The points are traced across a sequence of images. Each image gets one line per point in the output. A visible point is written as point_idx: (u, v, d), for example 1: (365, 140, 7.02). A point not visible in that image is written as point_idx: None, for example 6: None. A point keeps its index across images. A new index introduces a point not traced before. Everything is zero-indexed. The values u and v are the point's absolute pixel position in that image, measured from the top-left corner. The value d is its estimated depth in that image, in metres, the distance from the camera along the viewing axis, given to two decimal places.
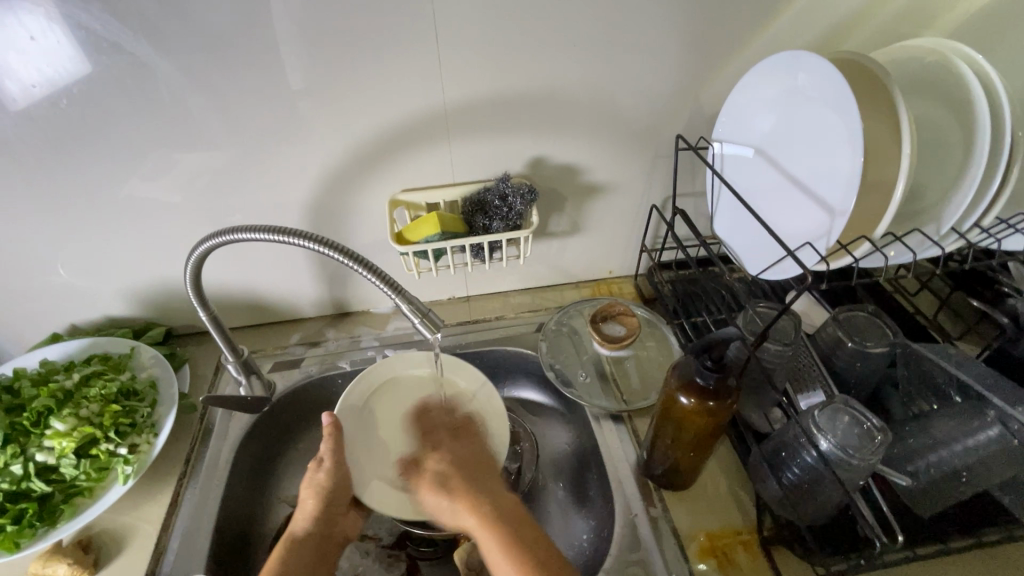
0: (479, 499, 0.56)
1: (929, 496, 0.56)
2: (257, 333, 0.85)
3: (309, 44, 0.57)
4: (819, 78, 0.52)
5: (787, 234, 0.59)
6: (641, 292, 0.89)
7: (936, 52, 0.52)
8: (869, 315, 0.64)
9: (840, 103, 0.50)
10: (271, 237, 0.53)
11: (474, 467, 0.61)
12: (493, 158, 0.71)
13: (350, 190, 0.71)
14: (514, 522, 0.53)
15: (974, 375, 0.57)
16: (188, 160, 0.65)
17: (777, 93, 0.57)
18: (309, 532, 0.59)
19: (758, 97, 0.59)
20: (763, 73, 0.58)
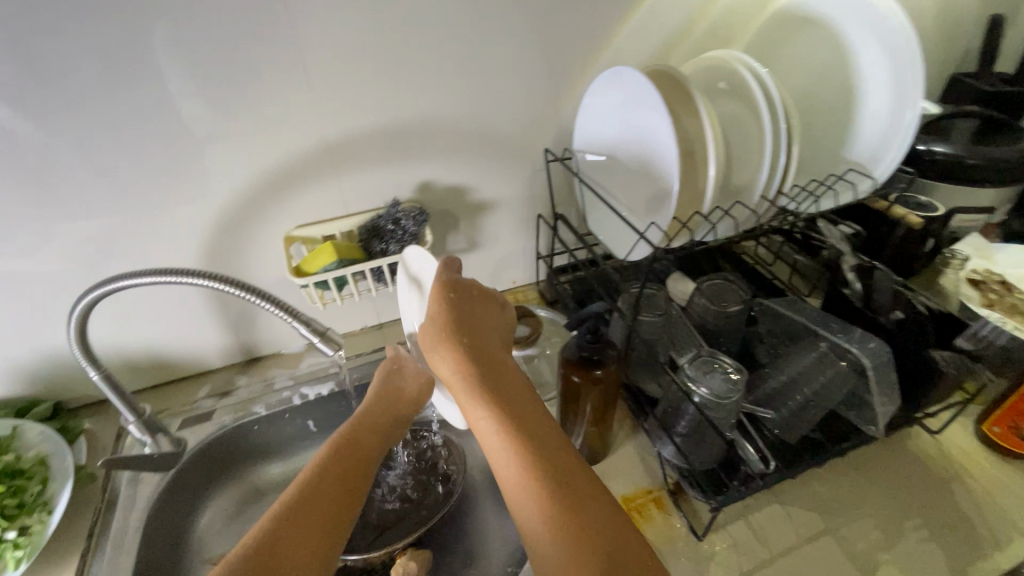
0: (517, 467, 0.43)
1: (794, 423, 0.65)
2: (162, 393, 0.82)
3: (182, 94, 0.60)
4: (637, 87, 0.62)
5: (640, 222, 0.68)
6: (544, 296, 0.96)
7: (721, 61, 0.65)
8: (725, 281, 0.75)
9: (654, 106, 0.60)
10: (165, 279, 0.55)
11: (518, 405, 0.47)
12: (381, 189, 0.76)
13: (245, 231, 0.73)
14: (528, 455, 0.43)
15: (808, 315, 0.67)
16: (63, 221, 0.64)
17: (612, 105, 0.67)
18: (358, 435, 0.57)
19: (598, 110, 0.69)
20: (598, 90, 0.68)
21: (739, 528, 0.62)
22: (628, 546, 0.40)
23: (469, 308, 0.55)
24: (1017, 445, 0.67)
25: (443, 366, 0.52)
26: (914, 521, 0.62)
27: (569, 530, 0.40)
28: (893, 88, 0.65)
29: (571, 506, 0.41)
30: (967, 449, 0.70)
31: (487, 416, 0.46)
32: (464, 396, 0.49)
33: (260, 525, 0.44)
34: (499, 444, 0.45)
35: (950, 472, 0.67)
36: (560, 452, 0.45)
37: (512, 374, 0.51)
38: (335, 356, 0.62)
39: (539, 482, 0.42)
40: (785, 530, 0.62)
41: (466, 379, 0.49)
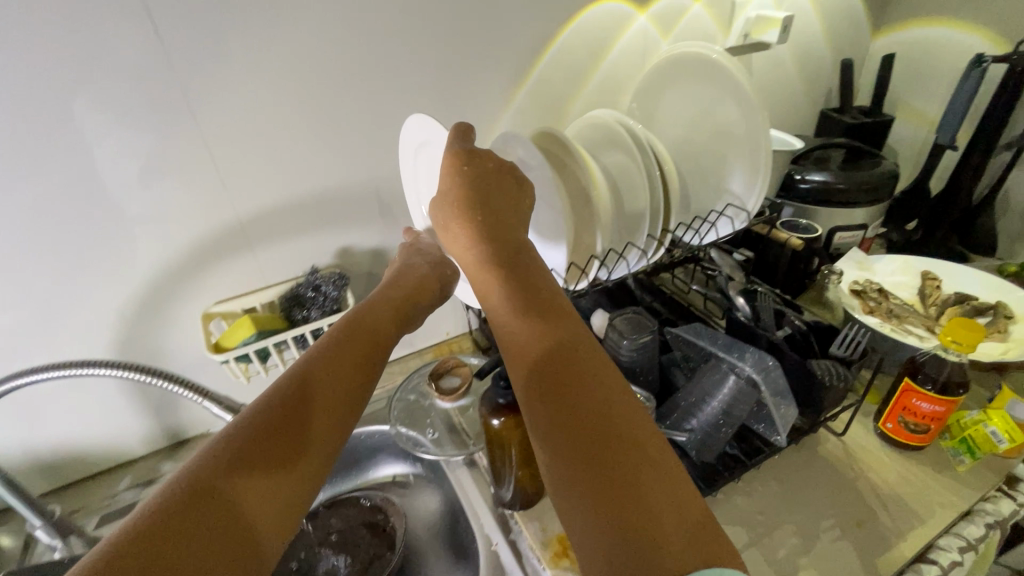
0: (536, 341, 0.44)
1: (709, 442, 0.69)
2: (77, 491, 0.78)
3: (85, 189, 0.60)
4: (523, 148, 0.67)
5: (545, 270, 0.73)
6: (478, 344, 0.99)
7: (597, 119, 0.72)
8: (636, 314, 0.80)
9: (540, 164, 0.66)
10: (85, 374, 0.60)
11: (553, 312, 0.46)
12: (299, 257, 0.78)
13: (161, 314, 0.72)
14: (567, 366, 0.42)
15: (711, 340, 0.72)
16: None
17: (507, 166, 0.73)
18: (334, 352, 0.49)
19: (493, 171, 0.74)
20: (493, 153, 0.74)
21: None
22: (633, 419, 0.39)
23: (481, 197, 0.58)
24: (908, 437, 0.73)
25: (467, 248, 0.56)
26: (827, 522, 0.67)
27: (576, 398, 0.40)
28: (751, 138, 0.75)
29: (580, 374, 0.41)
30: (869, 447, 0.76)
31: (505, 292, 0.49)
32: (480, 276, 0.52)
33: (251, 405, 0.42)
34: (518, 318, 0.46)
35: (856, 471, 0.73)
36: (576, 332, 0.45)
37: (531, 262, 0.52)
38: None
39: (553, 351, 0.43)
40: None
41: (485, 262, 0.53)
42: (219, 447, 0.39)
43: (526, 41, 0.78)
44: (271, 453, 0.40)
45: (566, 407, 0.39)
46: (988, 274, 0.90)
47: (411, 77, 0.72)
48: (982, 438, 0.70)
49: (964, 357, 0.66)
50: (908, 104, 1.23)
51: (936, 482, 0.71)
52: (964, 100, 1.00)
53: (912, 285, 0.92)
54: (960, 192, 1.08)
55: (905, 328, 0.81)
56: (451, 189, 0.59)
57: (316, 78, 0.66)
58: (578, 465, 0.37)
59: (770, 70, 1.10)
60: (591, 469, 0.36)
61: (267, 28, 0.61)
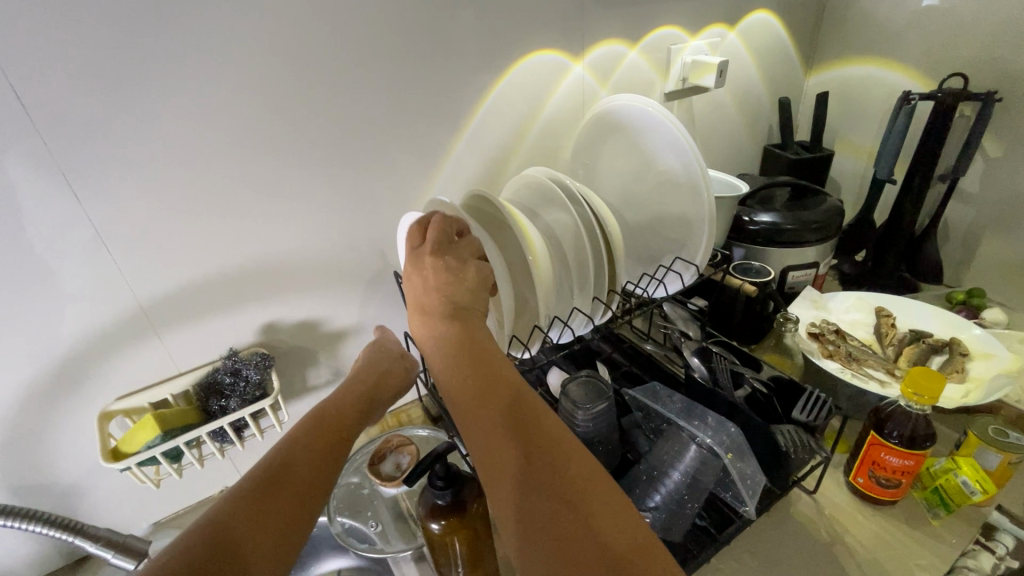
0: (484, 415, 0.46)
1: (676, 520, 0.64)
2: None
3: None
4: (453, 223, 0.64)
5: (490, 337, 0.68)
6: (428, 412, 0.92)
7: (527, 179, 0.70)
8: (589, 377, 0.75)
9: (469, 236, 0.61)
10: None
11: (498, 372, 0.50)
12: (217, 340, 0.70)
13: (45, 422, 0.62)
14: (510, 411, 0.45)
15: (668, 404, 0.68)
16: None
17: None
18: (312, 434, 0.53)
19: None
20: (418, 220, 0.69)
21: None
22: (572, 461, 0.41)
23: (430, 289, 0.59)
24: (880, 493, 0.69)
25: (426, 333, 0.58)
26: None
27: (522, 454, 0.41)
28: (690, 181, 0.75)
29: (524, 433, 0.43)
30: (842, 505, 0.71)
31: (456, 368, 0.52)
32: (439, 357, 0.54)
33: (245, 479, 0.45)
34: (466, 394, 0.48)
35: (831, 534, 0.68)
36: (521, 396, 0.47)
37: (479, 336, 0.56)
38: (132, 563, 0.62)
39: (501, 414, 0.45)
40: None
41: (440, 341, 0.55)
42: (221, 516, 0.41)
43: (456, 97, 0.74)
44: (271, 519, 0.42)
45: (513, 466, 0.41)
46: (942, 309, 0.90)
47: (333, 139, 0.67)
48: (954, 489, 0.67)
49: (926, 408, 0.63)
50: (843, 138, 1.26)
51: (913, 541, 0.67)
52: (896, 136, 1.02)
53: (868, 322, 0.91)
54: (903, 224, 1.09)
55: (865, 373, 0.78)
56: (409, 288, 0.62)
57: (223, 146, 0.60)
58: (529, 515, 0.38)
59: (710, 111, 1.10)
60: (539, 516, 0.38)
61: (161, 96, 0.55)
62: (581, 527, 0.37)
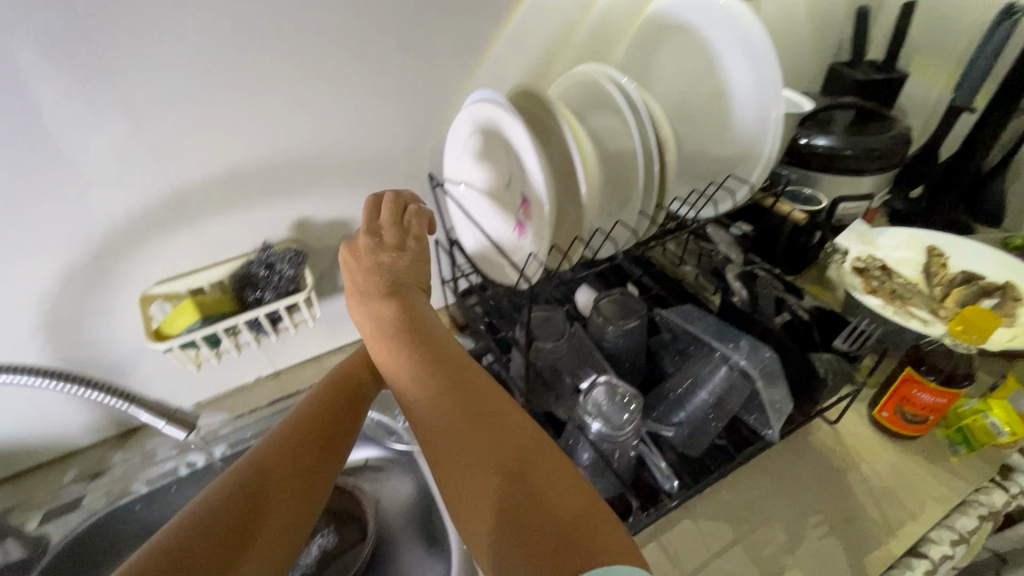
0: (430, 400, 0.46)
1: (697, 437, 0.65)
2: (18, 485, 0.71)
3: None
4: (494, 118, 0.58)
5: (512, 249, 0.64)
6: (454, 320, 0.93)
7: (586, 75, 0.63)
8: (622, 296, 0.73)
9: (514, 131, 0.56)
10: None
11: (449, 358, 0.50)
12: (249, 232, 0.70)
13: (89, 302, 0.64)
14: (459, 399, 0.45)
15: (701, 325, 0.67)
16: None
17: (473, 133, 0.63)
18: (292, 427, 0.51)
19: (462, 137, 0.64)
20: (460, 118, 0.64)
21: (653, 552, 0.61)
22: (517, 440, 0.42)
23: (370, 272, 0.57)
24: (903, 427, 0.70)
25: (365, 319, 0.55)
26: (816, 517, 0.64)
27: (471, 436, 0.43)
28: (760, 87, 0.68)
29: (471, 416, 0.44)
30: (862, 436, 0.72)
31: (405, 355, 0.50)
32: (382, 344, 0.53)
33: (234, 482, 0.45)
34: (418, 384, 0.48)
35: (847, 461, 0.69)
36: (468, 379, 0.48)
37: (423, 321, 0.54)
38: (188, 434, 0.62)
39: (452, 405, 0.45)
40: (696, 546, 0.61)
41: (382, 332, 0.53)
42: (205, 517, 0.41)
43: None
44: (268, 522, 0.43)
45: (461, 447, 0.43)
46: (1000, 252, 0.85)
47: (369, 22, 0.61)
48: (981, 430, 0.67)
49: (972, 348, 0.61)
50: (922, 58, 1.13)
51: (928, 474, 0.68)
52: (989, 57, 0.91)
53: (918, 262, 0.86)
54: (973, 158, 1.01)
55: (908, 312, 0.74)
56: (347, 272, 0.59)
57: (251, 23, 0.55)
58: (475, 495, 0.41)
59: (779, 16, 0.99)
60: (484, 495, 0.40)
61: None
62: (531, 503, 0.38)
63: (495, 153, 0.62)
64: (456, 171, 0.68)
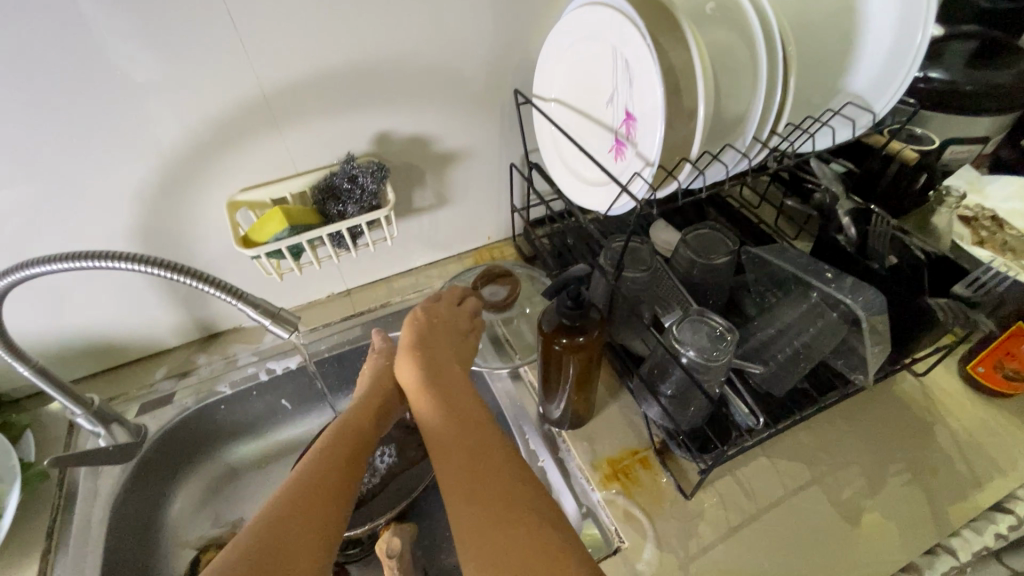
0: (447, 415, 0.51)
1: (783, 377, 0.63)
2: (114, 377, 0.76)
3: (78, 53, 0.51)
4: (604, 20, 0.54)
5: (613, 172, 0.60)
6: (522, 251, 0.91)
7: None
8: (712, 230, 0.70)
9: (627, 33, 0.52)
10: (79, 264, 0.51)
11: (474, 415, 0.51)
12: (332, 142, 0.68)
13: (180, 205, 0.65)
14: (483, 459, 0.46)
15: (797, 263, 0.64)
16: None
17: (577, 39, 0.58)
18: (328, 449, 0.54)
19: (563, 46, 0.60)
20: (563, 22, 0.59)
21: (725, 485, 0.61)
22: (509, 466, 0.46)
23: (446, 326, 0.64)
24: (997, 384, 0.66)
25: (406, 366, 0.58)
26: (896, 466, 0.62)
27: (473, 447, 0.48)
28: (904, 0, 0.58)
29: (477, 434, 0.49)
30: (951, 391, 0.69)
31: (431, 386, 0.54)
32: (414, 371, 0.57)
33: (283, 485, 0.48)
34: (443, 433, 0.49)
35: (933, 415, 0.67)
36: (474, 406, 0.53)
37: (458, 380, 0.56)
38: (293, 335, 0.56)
39: (473, 462, 0.46)
40: (770, 483, 0.61)
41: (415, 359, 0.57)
42: (259, 528, 0.44)
43: None
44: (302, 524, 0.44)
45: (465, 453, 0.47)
46: None
47: None
48: None
49: None
50: None
51: (1021, 433, 0.65)
52: None
53: None
54: None
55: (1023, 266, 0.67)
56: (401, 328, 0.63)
57: None
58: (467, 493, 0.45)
59: None
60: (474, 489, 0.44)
61: None
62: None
63: (598, 63, 0.57)
64: (550, 86, 0.65)
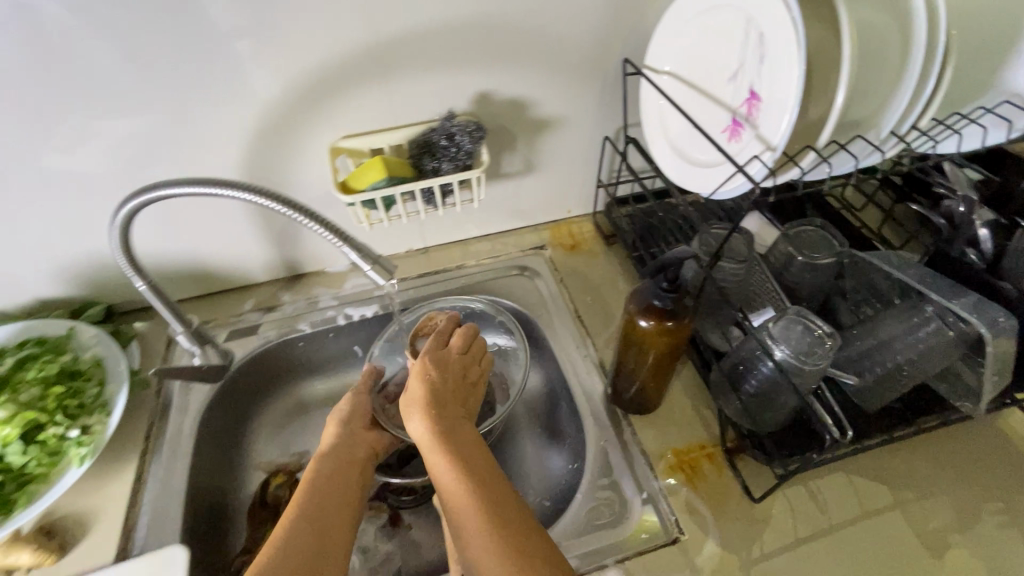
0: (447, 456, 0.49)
1: (874, 391, 0.60)
2: (208, 302, 0.81)
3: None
4: None
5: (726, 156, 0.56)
6: (601, 229, 0.89)
7: None
8: (817, 229, 0.66)
9: (766, 7, 0.49)
10: (198, 189, 0.50)
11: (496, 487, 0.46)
12: (435, 98, 0.68)
13: (285, 146, 0.68)
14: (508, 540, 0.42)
15: (913, 274, 0.59)
16: (100, 132, 0.60)
17: (705, 12, 0.55)
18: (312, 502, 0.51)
19: (688, 16, 0.57)
20: None
21: (797, 493, 0.59)
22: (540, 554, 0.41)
23: (455, 377, 0.58)
24: None
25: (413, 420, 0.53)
26: (992, 505, 0.57)
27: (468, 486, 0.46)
28: None
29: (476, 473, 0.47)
30: None
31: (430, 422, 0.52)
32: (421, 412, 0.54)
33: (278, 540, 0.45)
34: (460, 509, 0.45)
35: None
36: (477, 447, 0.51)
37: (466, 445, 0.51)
38: (387, 286, 0.54)
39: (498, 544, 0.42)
40: (848, 501, 0.58)
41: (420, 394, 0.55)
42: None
43: None
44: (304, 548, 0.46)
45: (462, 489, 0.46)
46: None
47: None
48: None
49: None
50: None
51: None
52: None
53: None
54: None
55: None
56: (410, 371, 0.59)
57: None
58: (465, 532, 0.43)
59: None
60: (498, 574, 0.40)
61: None
62: None
63: (726, 40, 0.55)
64: (665, 60, 0.61)
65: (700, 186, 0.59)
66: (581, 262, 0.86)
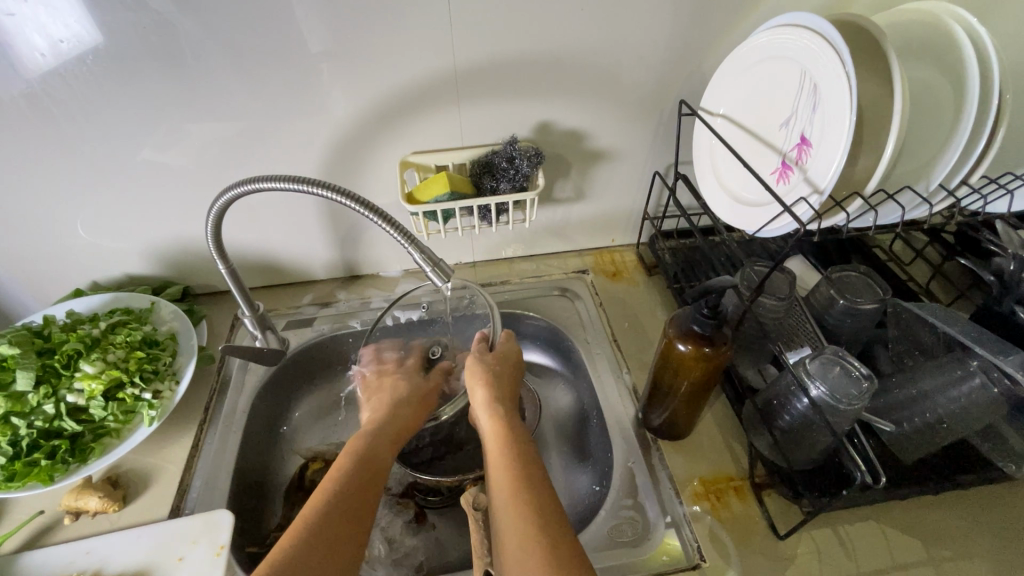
0: (508, 470, 0.53)
1: (912, 442, 0.59)
2: (271, 293, 0.88)
3: (325, 11, 0.60)
4: (797, 49, 0.54)
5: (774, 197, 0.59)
6: (643, 260, 0.92)
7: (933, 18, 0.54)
8: (861, 276, 0.67)
9: (821, 61, 0.52)
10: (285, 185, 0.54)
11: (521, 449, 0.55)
12: (501, 124, 0.74)
13: (361, 156, 0.74)
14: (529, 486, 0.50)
15: (959, 328, 0.59)
16: (204, 132, 0.68)
17: (762, 61, 0.59)
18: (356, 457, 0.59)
19: (747, 64, 0.61)
20: (752, 43, 0.59)
21: (824, 535, 0.58)
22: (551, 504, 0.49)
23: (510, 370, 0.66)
24: None
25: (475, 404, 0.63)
26: None
27: (526, 501, 0.48)
28: None
29: (531, 492, 0.50)
30: None
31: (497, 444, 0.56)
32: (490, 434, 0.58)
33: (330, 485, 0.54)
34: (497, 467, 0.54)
35: None
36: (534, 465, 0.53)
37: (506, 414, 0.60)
38: (443, 287, 0.57)
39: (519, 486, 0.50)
40: (877, 549, 0.57)
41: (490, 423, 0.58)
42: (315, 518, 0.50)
43: None
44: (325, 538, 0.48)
45: (518, 509, 0.48)
46: None
47: None
48: None
49: None
50: None
51: None
52: None
53: None
54: None
55: None
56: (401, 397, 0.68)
57: None
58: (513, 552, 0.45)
59: None
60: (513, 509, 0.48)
61: None
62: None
63: (781, 89, 0.58)
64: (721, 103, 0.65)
65: (747, 223, 0.61)
66: (622, 289, 0.89)
